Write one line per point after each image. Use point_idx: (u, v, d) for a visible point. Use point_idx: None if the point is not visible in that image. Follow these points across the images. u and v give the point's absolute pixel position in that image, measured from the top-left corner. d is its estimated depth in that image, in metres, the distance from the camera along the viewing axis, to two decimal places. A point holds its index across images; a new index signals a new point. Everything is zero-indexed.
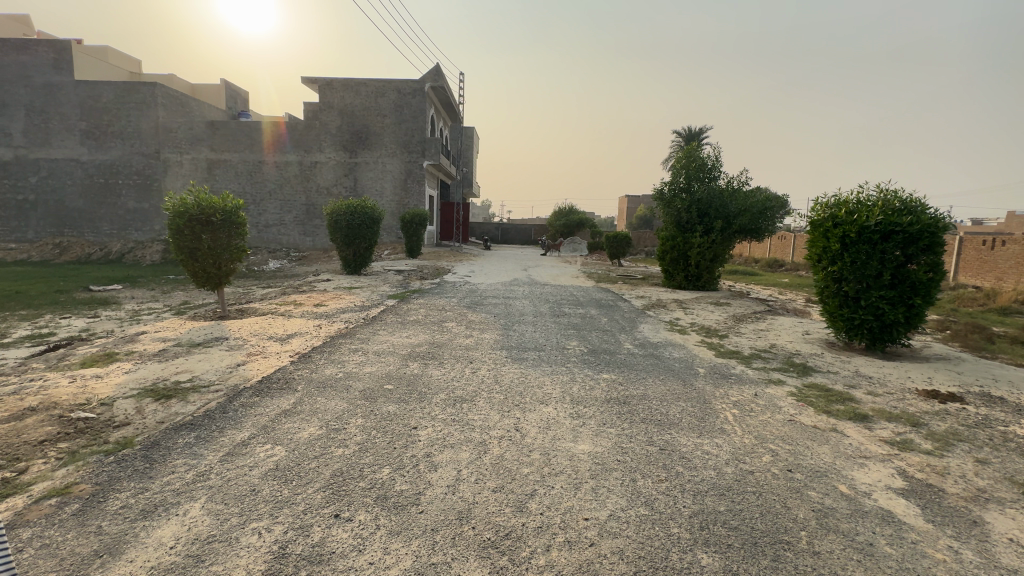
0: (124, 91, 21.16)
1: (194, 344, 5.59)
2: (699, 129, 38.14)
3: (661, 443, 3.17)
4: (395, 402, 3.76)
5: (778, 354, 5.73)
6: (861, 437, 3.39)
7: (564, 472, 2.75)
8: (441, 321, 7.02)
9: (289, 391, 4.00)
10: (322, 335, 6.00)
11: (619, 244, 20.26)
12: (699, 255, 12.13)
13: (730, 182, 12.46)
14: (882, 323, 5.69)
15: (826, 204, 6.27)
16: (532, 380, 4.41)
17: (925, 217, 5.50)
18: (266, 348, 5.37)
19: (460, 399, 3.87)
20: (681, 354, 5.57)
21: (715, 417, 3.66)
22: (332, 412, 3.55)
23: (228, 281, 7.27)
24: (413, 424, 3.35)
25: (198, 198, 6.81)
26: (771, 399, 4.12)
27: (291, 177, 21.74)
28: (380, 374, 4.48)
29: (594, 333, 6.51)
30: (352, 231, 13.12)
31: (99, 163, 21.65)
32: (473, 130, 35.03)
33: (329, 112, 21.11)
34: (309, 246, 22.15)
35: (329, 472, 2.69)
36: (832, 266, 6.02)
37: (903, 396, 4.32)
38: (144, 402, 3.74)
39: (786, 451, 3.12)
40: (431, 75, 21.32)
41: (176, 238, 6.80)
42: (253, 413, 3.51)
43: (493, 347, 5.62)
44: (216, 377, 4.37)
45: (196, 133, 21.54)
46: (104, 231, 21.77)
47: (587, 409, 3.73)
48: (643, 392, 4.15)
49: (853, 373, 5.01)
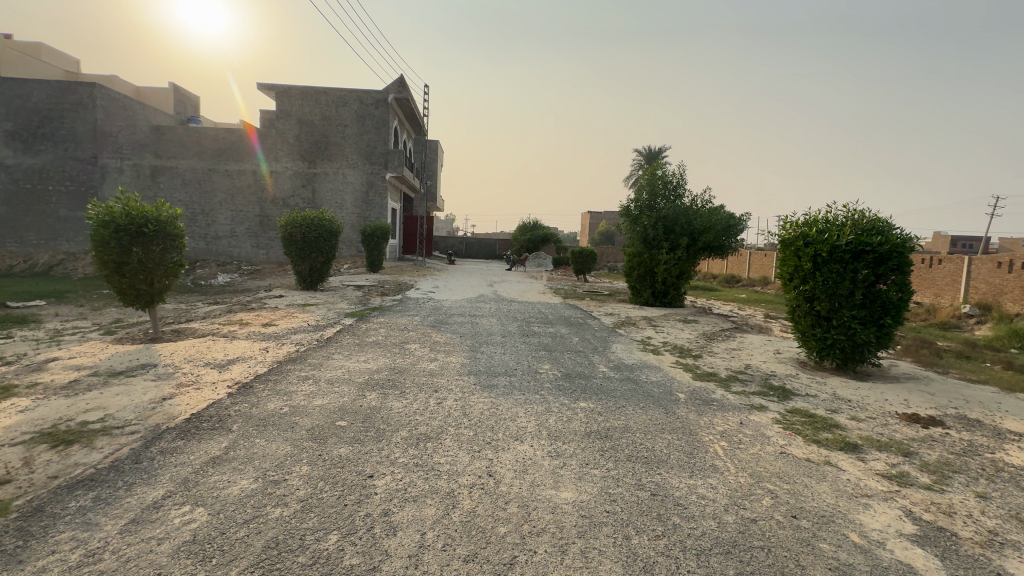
0: (58, 91, 19.56)
1: (116, 373, 4.86)
2: (659, 148, 39.39)
3: (652, 487, 2.83)
4: (348, 443, 3.26)
5: (755, 376, 5.57)
6: (856, 471, 3.17)
7: (548, 531, 2.35)
8: (403, 343, 6.52)
9: (221, 432, 3.41)
10: (268, 361, 5.38)
11: (584, 260, 20.22)
12: (665, 271, 12.12)
13: (695, 199, 12.60)
14: (854, 343, 5.65)
15: (796, 222, 6.24)
16: (504, 411, 4.01)
17: (893, 237, 5.52)
18: (200, 377, 4.72)
19: (424, 437, 3.41)
20: (658, 377, 5.32)
21: (703, 451, 3.38)
22: (273, 459, 3.02)
23: (161, 300, 6.52)
24: (369, 472, 2.87)
25: (127, 206, 6.08)
26: (757, 428, 3.89)
27: (244, 187, 20.62)
28: (332, 408, 3.95)
29: (566, 355, 6.18)
30: (307, 244, 12.37)
31: (26, 167, 19.81)
32: (438, 143, 34.67)
33: (286, 121, 20.24)
34: (263, 259, 20.96)
35: (261, 544, 2.18)
36: (804, 285, 5.95)
37: (886, 420, 4.19)
38: (36, 451, 3.08)
39: (785, 492, 2.85)
40: (395, 87, 20.84)
41: (100, 252, 6.02)
42: (171, 464, 2.92)
43: (459, 372, 5.18)
44: (135, 415, 3.71)
45: (139, 138, 20.15)
46: (29, 242, 19.84)
47: (567, 446, 3.36)
48: (624, 424, 3.82)
49: (832, 397, 4.86)
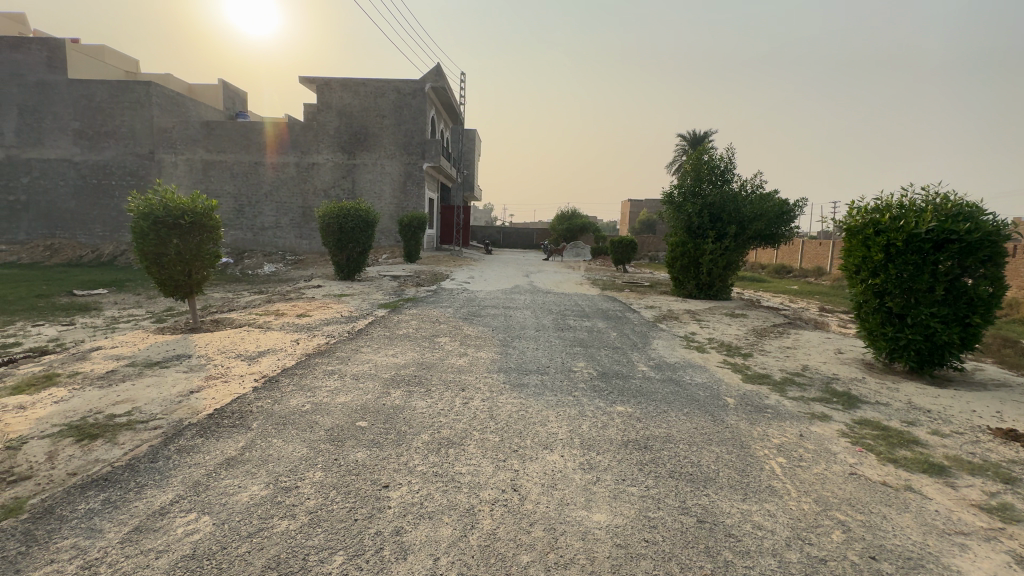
0: (118, 91, 20.64)
1: (152, 363, 4.93)
2: (704, 132, 37.70)
3: (699, 512, 2.48)
4: (365, 447, 3.07)
5: (814, 379, 5.01)
6: (945, 501, 2.70)
7: (576, 563, 2.06)
8: (433, 336, 6.32)
9: (240, 430, 3.30)
10: (298, 353, 5.32)
11: (623, 250, 19.54)
12: (711, 261, 11.43)
13: (744, 184, 11.77)
14: (932, 344, 5.01)
15: (865, 208, 5.56)
16: (534, 414, 3.72)
17: (984, 223, 4.81)
18: (230, 370, 4.71)
19: (446, 442, 3.18)
20: (703, 379, 4.89)
21: (757, 469, 2.98)
22: (287, 463, 2.86)
23: (199, 291, 6.63)
24: (384, 481, 2.66)
25: (165, 198, 6.17)
26: (820, 441, 3.45)
27: (288, 179, 21.15)
28: (354, 405, 3.80)
29: (602, 352, 5.82)
30: (343, 234, 12.44)
31: (91, 163, 21.08)
32: (475, 133, 34.47)
33: (327, 113, 20.54)
34: (306, 250, 21.49)
35: (261, 563, 2.01)
36: (874, 279, 5.32)
37: (977, 437, 3.62)
38: (62, 445, 3.07)
39: (859, 524, 2.43)
40: (432, 75, 20.71)
41: (140, 245, 6.15)
42: (186, 464, 2.82)
43: (489, 368, 4.92)
44: (161, 409, 3.68)
45: (191, 133, 21.01)
46: (96, 233, 21.17)
47: (601, 457, 3.04)
48: (666, 432, 3.46)
49: (908, 406, 4.29)
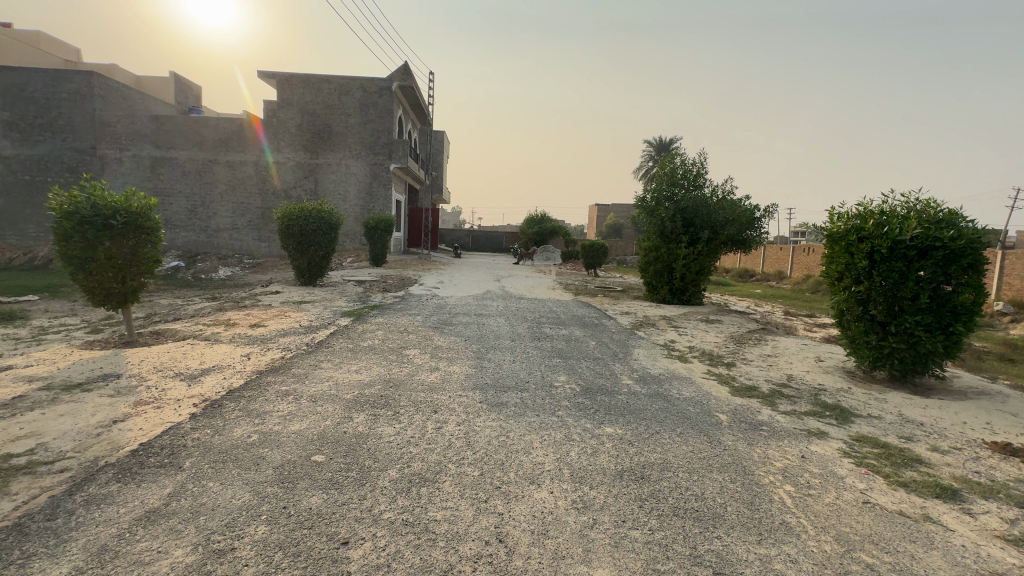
0: (55, 80, 19.02)
1: (71, 387, 4.24)
2: (670, 138, 38.42)
3: (713, 561, 2.15)
4: (321, 490, 2.59)
5: (802, 391, 4.81)
6: (968, 533, 2.48)
7: None
8: (401, 349, 5.84)
9: (168, 470, 2.77)
10: (247, 371, 4.74)
11: (593, 254, 19.38)
12: (684, 266, 11.36)
13: (716, 189, 11.78)
14: (916, 352, 4.94)
15: (846, 215, 5.47)
16: (515, 441, 3.32)
17: (968, 230, 4.77)
18: (165, 393, 4.09)
19: (418, 480, 2.75)
20: (692, 393, 4.61)
21: (766, 501, 2.69)
22: (223, 515, 2.35)
23: (135, 300, 5.92)
24: (343, 537, 2.21)
25: (93, 195, 5.46)
26: (824, 463, 3.22)
27: (245, 178, 20.04)
28: (311, 434, 3.31)
29: (583, 364, 5.49)
30: (305, 237, 11.72)
31: (24, 158, 19.32)
32: (444, 134, 33.91)
33: (288, 109, 19.59)
34: (265, 253, 20.38)
35: None
36: (857, 286, 5.22)
37: (977, 453, 3.47)
38: None
39: (889, 569, 2.17)
40: (399, 74, 20.04)
41: (64, 247, 5.41)
42: (93, 522, 2.28)
43: (464, 386, 4.48)
44: (72, 446, 3.08)
45: (137, 127, 19.59)
46: (28, 234, 19.37)
47: (595, 493, 2.68)
48: (663, 459, 3.13)
49: (900, 419, 4.14)
